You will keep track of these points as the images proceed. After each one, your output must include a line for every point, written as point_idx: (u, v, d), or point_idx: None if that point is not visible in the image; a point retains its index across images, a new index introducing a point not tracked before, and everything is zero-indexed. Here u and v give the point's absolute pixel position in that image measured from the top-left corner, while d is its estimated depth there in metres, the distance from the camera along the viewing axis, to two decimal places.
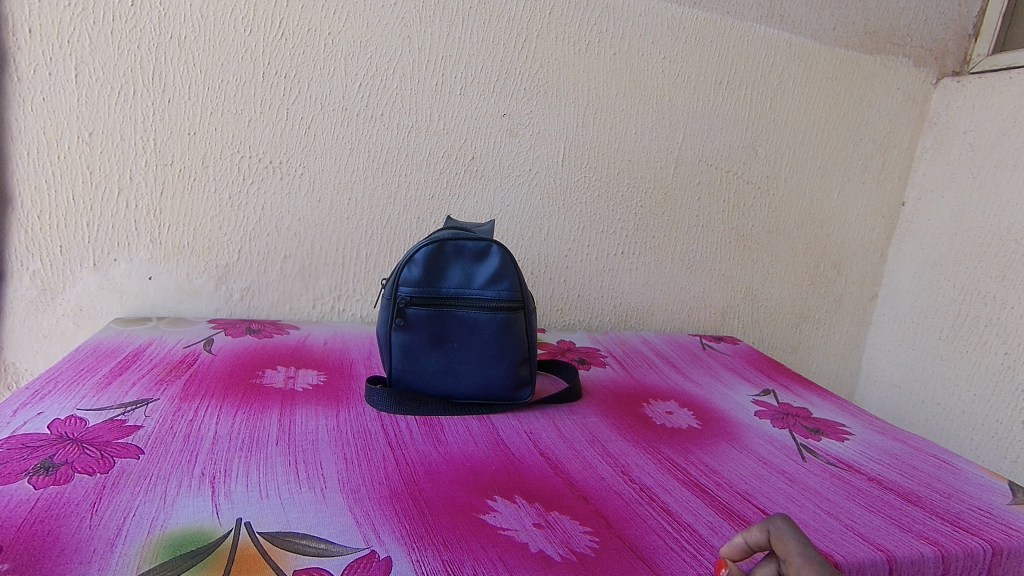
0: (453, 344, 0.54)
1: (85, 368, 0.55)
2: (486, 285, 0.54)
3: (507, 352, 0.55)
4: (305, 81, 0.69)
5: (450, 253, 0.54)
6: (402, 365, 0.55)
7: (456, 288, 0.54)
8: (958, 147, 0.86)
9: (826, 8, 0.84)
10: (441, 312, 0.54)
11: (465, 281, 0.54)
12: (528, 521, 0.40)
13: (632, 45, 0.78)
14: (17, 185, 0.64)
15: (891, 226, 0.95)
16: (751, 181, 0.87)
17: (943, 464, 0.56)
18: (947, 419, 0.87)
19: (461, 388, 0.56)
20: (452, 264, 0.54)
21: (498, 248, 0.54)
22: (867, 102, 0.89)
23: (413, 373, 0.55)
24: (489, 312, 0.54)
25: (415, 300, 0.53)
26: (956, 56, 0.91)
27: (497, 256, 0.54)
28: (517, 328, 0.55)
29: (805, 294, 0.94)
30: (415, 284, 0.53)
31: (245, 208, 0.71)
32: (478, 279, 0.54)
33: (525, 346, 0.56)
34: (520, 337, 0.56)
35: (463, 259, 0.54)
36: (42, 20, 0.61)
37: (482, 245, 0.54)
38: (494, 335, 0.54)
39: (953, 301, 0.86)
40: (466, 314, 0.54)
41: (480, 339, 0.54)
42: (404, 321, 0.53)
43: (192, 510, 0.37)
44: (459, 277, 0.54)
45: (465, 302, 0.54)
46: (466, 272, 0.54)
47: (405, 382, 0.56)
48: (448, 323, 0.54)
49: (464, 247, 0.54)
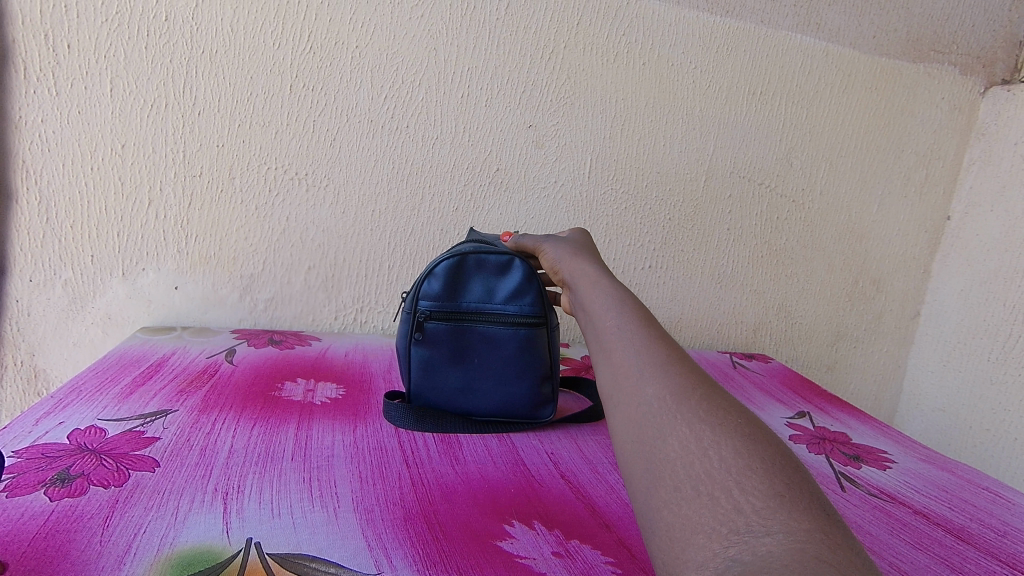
0: (472, 359, 0.53)
1: (109, 376, 0.55)
2: (508, 299, 0.52)
3: (528, 369, 0.53)
4: (332, 93, 0.70)
5: (471, 266, 0.53)
6: (421, 381, 0.54)
7: (477, 301, 0.53)
8: (1009, 158, 0.82)
9: (866, 15, 0.81)
10: (462, 326, 0.52)
11: (486, 295, 0.53)
12: (547, 549, 0.38)
13: (662, 55, 0.76)
14: (52, 195, 0.66)
15: (936, 241, 0.90)
16: (785, 194, 0.84)
17: (996, 498, 0.52)
18: (999, 446, 0.81)
19: (480, 405, 0.54)
20: (474, 277, 0.53)
21: (521, 262, 0.53)
22: (910, 112, 0.85)
23: (432, 389, 0.54)
24: (510, 327, 0.52)
25: (435, 314, 0.52)
26: (1006, 64, 0.87)
27: (519, 270, 0.53)
28: (540, 344, 0.53)
29: (842, 311, 0.90)
30: (435, 298, 0.52)
31: (271, 219, 0.72)
32: (500, 293, 0.53)
33: (548, 363, 0.54)
34: (542, 354, 0.53)
35: (485, 273, 0.53)
36: (80, 35, 0.63)
37: (504, 259, 0.53)
38: (515, 351, 0.53)
39: (1005, 321, 0.81)
40: (487, 328, 0.52)
41: (501, 356, 0.53)
42: (423, 335, 0.53)
43: (202, 527, 0.36)
44: (480, 290, 0.53)
45: (485, 317, 0.52)
46: (488, 286, 0.53)
47: (423, 398, 0.54)
48: (468, 338, 0.53)
49: (486, 260, 0.53)
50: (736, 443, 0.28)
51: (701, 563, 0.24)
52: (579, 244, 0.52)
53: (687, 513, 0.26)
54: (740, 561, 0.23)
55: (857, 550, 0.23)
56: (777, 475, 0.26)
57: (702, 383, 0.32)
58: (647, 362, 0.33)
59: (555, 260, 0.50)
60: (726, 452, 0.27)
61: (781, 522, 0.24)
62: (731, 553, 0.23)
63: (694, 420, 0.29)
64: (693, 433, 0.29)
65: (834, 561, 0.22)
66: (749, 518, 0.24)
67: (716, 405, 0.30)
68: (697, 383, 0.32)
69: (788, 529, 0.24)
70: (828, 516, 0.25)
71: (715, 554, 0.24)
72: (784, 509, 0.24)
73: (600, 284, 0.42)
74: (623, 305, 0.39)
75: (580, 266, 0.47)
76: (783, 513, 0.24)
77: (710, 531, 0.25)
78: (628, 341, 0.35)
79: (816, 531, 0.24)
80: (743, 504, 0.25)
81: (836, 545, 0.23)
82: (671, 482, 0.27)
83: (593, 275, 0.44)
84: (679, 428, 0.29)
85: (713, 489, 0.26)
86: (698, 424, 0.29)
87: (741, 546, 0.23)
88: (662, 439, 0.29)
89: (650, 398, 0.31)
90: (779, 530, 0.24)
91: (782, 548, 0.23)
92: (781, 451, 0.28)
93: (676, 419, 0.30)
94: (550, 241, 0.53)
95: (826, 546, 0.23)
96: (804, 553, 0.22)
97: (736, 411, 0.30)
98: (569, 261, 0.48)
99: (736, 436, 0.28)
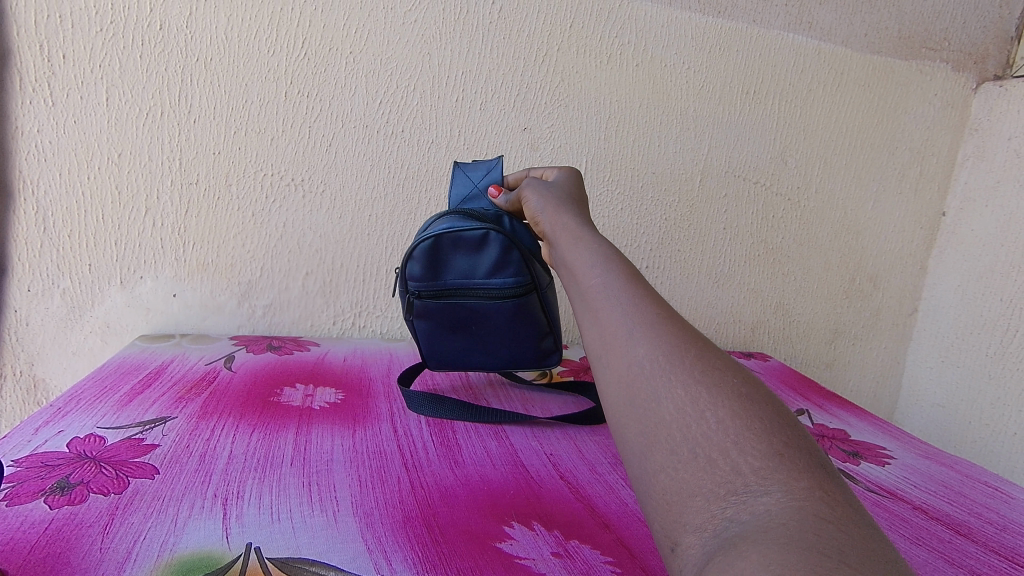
0: (469, 329, 0.55)
1: (109, 385, 0.55)
2: (492, 274, 0.53)
3: (526, 335, 0.56)
4: (327, 100, 0.70)
5: (449, 244, 0.52)
6: (428, 350, 0.58)
7: (463, 278, 0.53)
8: (1003, 153, 0.82)
9: (857, 13, 0.82)
10: (451, 302, 0.54)
11: (471, 271, 0.53)
12: (546, 550, 0.38)
13: (656, 56, 0.77)
14: (50, 205, 0.66)
15: (931, 238, 0.90)
16: (780, 193, 0.85)
17: (995, 492, 0.52)
18: (998, 441, 0.81)
19: (487, 369, 0.58)
20: (454, 253, 0.53)
21: (498, 234, 0.52)
22: (903, 108, 0.86)
23: (438, 357, 0.58)
24: (497, 301, 0.53)
25: (422, 295, 0.54)
26: (997, 60, 0.87)
27: (498, 242, 0.52)
28: (533, 311, 0.54)
29: (840, 308, 0.90)
30: (419, 279, 0.53)
31: (268, 225, 0.72)
32: (482, 268, 0.53)
33: (545, 326, 0.56)
34: (538, 319, 0.55)
35: (463, 249, 0.53)
36: (75, 44, 0.63)
37: (481, 233, 0.52)
38: (509, 321, 0.54)
39: (1001, 317, 0.81)
40: (476, 303, 0.54)
41: (495, 327, 0.55)
42: (417, 313, 0.55)
43: (202, 533, 0.36)
44: (463, 267, 0.53)
45: (472, 293, 0.53)
46: (470, 261, 0.53)
47: (432, 362, 0.59)
48: (460, 313, 0.54)
49: (462, 237, 0.52)
50: (732, 403, 0.28)
51: (699, 525, 0.25)
52: (563, 194, 0.52)
53: (685, 476, 0.27)
54: (737, 521, 0.24)
55: (853, 504, 0.24)
56: (776, 434, 0.27)
57: (694, 341, 0.32)
58: (637, 320, 0.33)
59: (538, 210, 0.51)
60: (723, 413, 0.28)
61: (779, 481, 0.25)
62: (729, 514, 0.24)
63: (689, 380, 0.29)
64: (688, 394, 0.29)
65: (835, 518, 0.23)
66: (748, 479, 0.25)
67: (711, 363, 0.30)
68: (690, 339, 0.32)
69: (787, 487, 0.24)
70: (825, 471, 0.26)
71: (714, 515, 0.25)
72: (783, 468, 0.25)
73: (584, 240, 0.43)
74: (609, 261, 0.39)
75: (562, 218, 0.47)
76: (783, 472, 0.25)
77: (708, 493, 0.26)
78: (615, 300, 0.35)
79: (818, 489, 0.24)
80: (741, 466, 0.26)
81: (835, 502, 0.24)
82: (668, 445, 0.28)
83: (577, 229, 0.45)
84: (674, 390, 0.29)
85: (710, 452, 0.26)
86: (693, 385, 0.29)
87: (739, 506, 0.24)
88: (656, 401, 0.29)
89: (641, 359, 0.31)
90: (777, 488, 0.24)
91: (780, 507, 0.24)
92: (779, 409, 0.29)
93: (671, 380, 0.30)
94: (533, 190, 0.53)
95: (825, 502, 0.24)
96: (802, 511, 0.23)
97: (733, 369, 0.30)
98: (552, 212, 0.49)
99: (733, 395, 0.28)
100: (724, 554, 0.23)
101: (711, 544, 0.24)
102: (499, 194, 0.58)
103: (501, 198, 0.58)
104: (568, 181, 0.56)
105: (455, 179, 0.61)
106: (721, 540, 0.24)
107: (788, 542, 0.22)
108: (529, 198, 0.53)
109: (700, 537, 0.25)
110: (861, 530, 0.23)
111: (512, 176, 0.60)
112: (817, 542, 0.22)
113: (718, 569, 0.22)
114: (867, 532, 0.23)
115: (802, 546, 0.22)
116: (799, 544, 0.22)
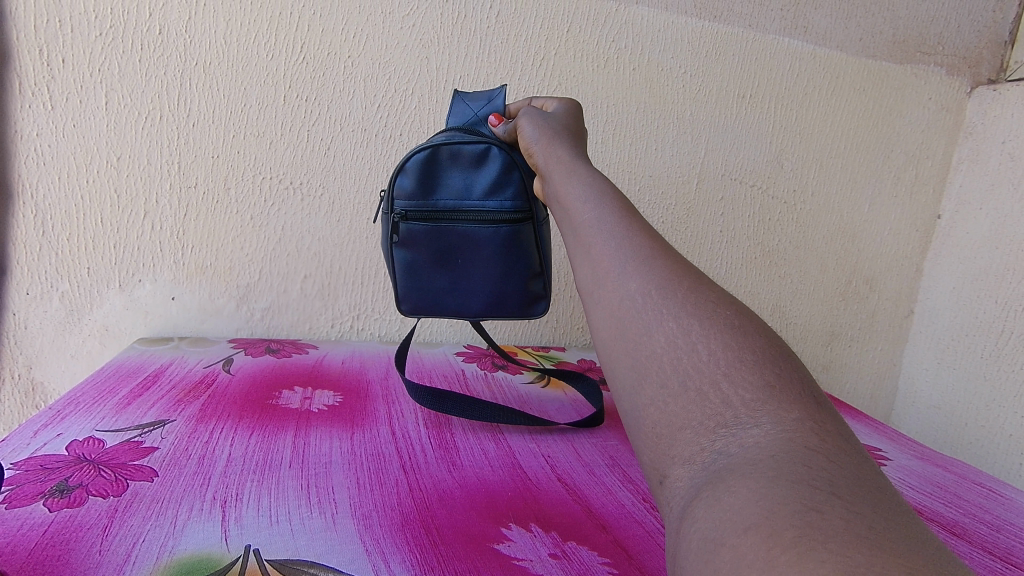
0: (458, 259, 0.56)
1: (107, 388, 0.56)
2: (488, 193, 0.54)
3: (516, 267, 0.56)
4: (326, 104, 0.70)
5: (447, 157, 0.53)
6: (408, 284, 0.57)
7: (457, 195, 0.54)
8: (997, 156, 0.83)
9: (852, 18, 0.82)
10: (440, 225, 0.54)
11: (466, 189, 0.54)
12: (544, 551, 0.38)
13: (653, 60, 0.77)
14: (49, 209, 0.66)
15: (927, 240, 0.91)
16: (777, 196, 0.85)
17: (990, 493, 0.52)
18: (994, 443, 0.82)
19: (470, 308, 0.57)
20: (451, 169, 0.54)
21: (498, 150, 0.53)
22: (898, 112, 0.86)
23: (419, 292, 0.57)
24: (490, 224, 0.54)
25: (411, 214, 0.54)
26: (992, 64, 0.88)
27: (497, 160, 0.53)
28: (524, 239, 0.55)
29: (836, 311, 0.91)
30: (413, 193, 0.54)
31: (266, 229, 0.72)
32: (478, 189, 0.54)
33: (535, 260, 0.56)
34: (529, 249, 0.56)
35: (461, 165, 0.54)
36: (75, 49, 0.63)
37: (481, 149, 0.53)
38: (500, 248, 0.55)
39: (995, 318, 0.82)
40: (467, 227, 0.54)
41: (484, 254, 0.55)
42: (403, 237, 0.55)
43: (201, 535, 0.36)
44: (459, 183, 0.54)
45: (464, 215, 0.54)
46: (467, 178, 0.54)
47: (411, 300, 0.58)
48: (450, 235, 0.54)
49: (461, 150, 0.53)
50: (724, 335, 0.28)
51: (688, 458, 0.26)
52: (559, 126, 0.50)
53: (675, 409, 0.27)
54: (725, 453, 0.25)
55: (844, 436, 0.25)
56: (768, 365, 0.27)
57: (688, 274, 0.32)
58: (630, 255, 0.33)
59: (532, 141, 0.49)
60: (714, 345, 0.28)
61: (769, 413, 0.25)
62: (718, 446, 0.25)
63: (681, 313, 0.30)
64: (680, 327, 0.29)
65: (825, 450, 0.23)
66: (738, 412, 0.25)
67: (703, 296, 0.30)
68: (684, 273, 0.32)
69: (777, 419, 0.25)
70: (817, 403, 0.26)
71: (703, 448, 0.25)
72: (775, 400, 0.25)
73: (578, 173, 0.42)
74: (603, 196, 0.39)
75: (556, 151, 0.46)
76: (774, 404, 0.25)
77: (698, 425, 0.26)
78: (609, 235, 0.35)
79: (809, 420, 0.25)
80: (731, 398, 0.26)
81: (826, 433, 0.24)
82: (658, 379, 0.28)
83: (570, 161, 0.44)
84: (665, 323, 0.29)
85: (701, 385, 0.27)
86: (686, 318, 0.29)
87: (728, 439, 0.25)
88: (648, 335, 0.30)
89: (634, 293, 0.31)
90: (767, 421, 0.25)
91: (770, 439, 0.24)
92: (773, 341, 0.28)
93: (662, 314, 0.30)
94: (529, 118, 0.52)
95: (816, 435, 0.24)
96: (792, 443, 0.24)
97: (726, 302, 0.30)
98: (546, 145, 0.47)
99: (725, 327, 0.28)
100: (712, 488, 0.23)
101: (699, 476, 0.25)
102: (499, 122, 0.56)
103: (499, 127, 0.55)
104: (569, 114, 0.54)
105: (454, 108, 0.59)
106: (709, 473, 0.24)
107: (778, 478, 0.22)
108: (524, 127, 0.51)
109: (689, 470, 0.25)
110: (850, 460, 0.23)
111: (513, 105, 0.58)
112: (806, 476, 0.22)
113: (706, 506, 0.23)
114: (856, 462, 0.23)
115: (791, 481, 0.22)
116: (785, 478, 0.22)
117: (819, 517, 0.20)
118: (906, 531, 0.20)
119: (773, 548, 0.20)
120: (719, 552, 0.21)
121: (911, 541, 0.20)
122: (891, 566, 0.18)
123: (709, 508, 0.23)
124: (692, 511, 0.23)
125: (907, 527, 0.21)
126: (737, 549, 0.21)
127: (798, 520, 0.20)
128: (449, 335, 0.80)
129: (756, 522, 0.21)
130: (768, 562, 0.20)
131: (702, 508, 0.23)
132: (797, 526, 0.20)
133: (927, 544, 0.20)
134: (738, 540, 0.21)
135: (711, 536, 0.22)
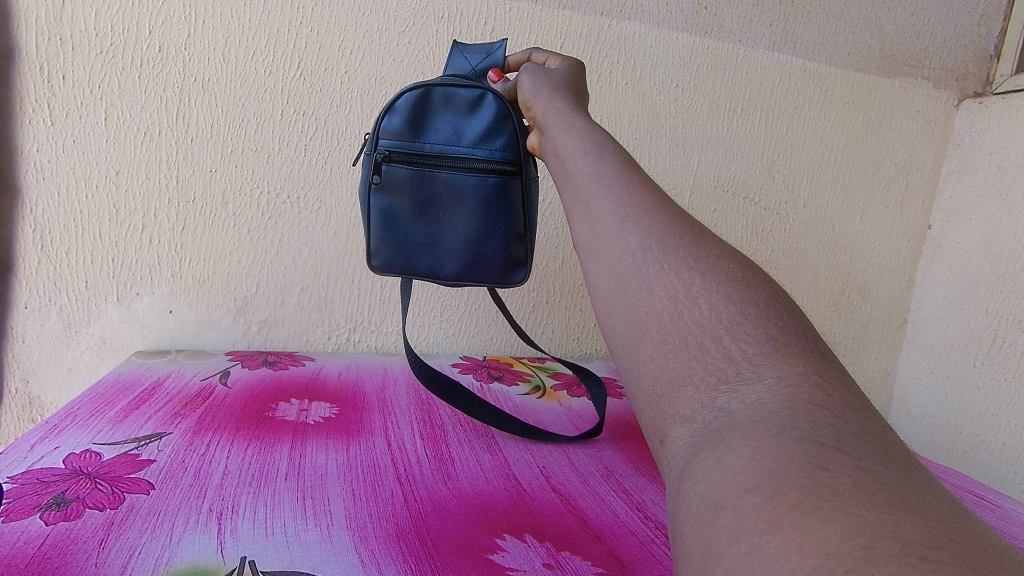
0: (441, 209, 0.56)
1: (104, 401, 0.56)
2: (477, 140, 0.55)
3: (499, 223, 0.56)
4: (323, 119, 0.71)
5: (440, 100, 0.55)
6: (385, 232, 0.57)
7: (446, 139, 0.55)
8: (985, 167, 0.84)
9: (840, 33, 0.84)
10: (425, 170, 0.55)
11: (456, 135, 0.55)
12: (538, 561, 0.38)
13: (644, 75, 0.79)
14: (47, 223, 0.67)
15: (918, 249, 0.92)
16: (769, 207, 0.86)
17: (984, 501, 0.53)
18: (989, 453, 0.82)
19: (448, 262, 0.57)
20: (443, 112, 0.55)
21: (493, 98, 0.55)
22: (886, 125, 0.88)
23: (396, 242, 0.57)
24: (479, 174, 0.55)
25: (395, 155, 0.54)
26: (978, 77, 0.89)
27: (490, 108, 0.55)
28: (510, 193, 0.56)
29: (830, 319, 0.91)
30: (401, 131, 0.55)
31: (263, 242, 0.73)
32: (469, 136, 0.55)
33: (519, 222, 0.57)
34: (514, 206, 0.56)
35: (454, 110, 0.55)
36: (75, 66, 0.64)
37: (475, 95, 0.55)
38: (485, 200, 0.55)
39: (987, 326, 0.82)
40: (454, 174, 0.55)
41: (468, 204, 0.55)
42: (384, 180, 0.55)
43: (197, 547, 0.36)
44: (449, 127, 0.55)
45: (453, 161, 0.54)
46: (457, 123, 0.55)
47: (384, 252, 0.57)
48: (434, 179, 0.55)
49: (455, 93, 0.55)
50: (728, 289, 0.29)
51: (689, 417, 0.27)
52: (561, 81, 0.50)
53: (675, 365, 0.28)
54: (727, 410, 0.25)
55: (848, 389, 0.25)
56: (772, 319, 0.27)
57: (691, 230, 0.32)
58: (630, 210, 0.34)
59: (531, 94, 0.50)
60: (716, 299, 0.28)
61: (773, 367, 0.26)
62: (719, 403, 0.26)
63: (682, 267, 0.30)
64: (681, 281, 0.29)
65: (831, 404, 0.24)
66: (739, 366, 0.26)
67: (707, 250, 0.31)
68: (686, 226, 0.32)
69: (780, 374, 0.25)
70: (821, 356, 0.27)
71: (704, 406, 0.26)
72: (778, 354, 0.26)
73: (578, 125, 0.42)
74: (603, 149, 0.39)
75: (556, 105, 0.46)
76: (777, 358, 0.26)
77: (699, 382, 0.27)
78: (609, 190, 0.35)
79: (813, 376, 0.25)
80: (733, 352, 0.27)
81: (831, 388, 0.25)
82: (659, 335, 0.29)
83: (571, 114, 0.44)
84: (667, 278, 0.30)
85: (702, 339, 0.28)
86: (688, 273, 0.30)
87: (729, 396, 0.26)
88: (648, 291, 0.30)
89: (634, 248, 0.32)
90: (770, 376, 0.25)
91: (771, 395, 0.25)
92: (778, 294, 0.29)
93: (662, 269, 0.30)
94: (529, 73, 0.52)
95: (821, 390, 0.25)
96: (795, 398, 0.24)
97: (729, 256, 0.31)
98: (545, 99, 0.48)
99: (728, 281, 0.29)
100: (713, 448, 0.24)
101: (699, 434, 0.26)
102: (498, 79, 0.58)
103: (499, 84, 0.58)
104: (572, 71, 0.53)
105: (453, 61, 0.60)
106: (709, 431, 0.25)
107: (781, 433, 0.23)
108: (524, 82, 0.52)
109: (689, 428, 0.26)
110: (854, 412, 0.24)
111: (514, 58, 0.59)
112: (812, 431, 0.23)
113: (707, 465, 0.24)
114: (860, 415, 0.24)
115: (795, 437, 0.23)
116: (789, 432, 0.23)
117: (827, 474, 0.21)
118: (912, 484, 0.21)
119: (777, 509, 0.21)
120: (720, 513, 0.22)
121: (918, 495, 0.20)
122: (902, 523, 0.19)
123: (710, 468, 0.24)
124: (692, 471, 0.24)
125: (913, 481, 0.21)
126: (739, 510, 0.21)
127: (803, 479, 0.21)
128: (443, 347, 0.80)
129: (758, 483, 0.22)
130: (769, 523, 0.20)
131: (703, 468, 0.24)
132: (803, 484, 0.21)
133: (931, 495, 0.21)
134: (739, 501, 0.22)
135: (713, 498, 0.23)
